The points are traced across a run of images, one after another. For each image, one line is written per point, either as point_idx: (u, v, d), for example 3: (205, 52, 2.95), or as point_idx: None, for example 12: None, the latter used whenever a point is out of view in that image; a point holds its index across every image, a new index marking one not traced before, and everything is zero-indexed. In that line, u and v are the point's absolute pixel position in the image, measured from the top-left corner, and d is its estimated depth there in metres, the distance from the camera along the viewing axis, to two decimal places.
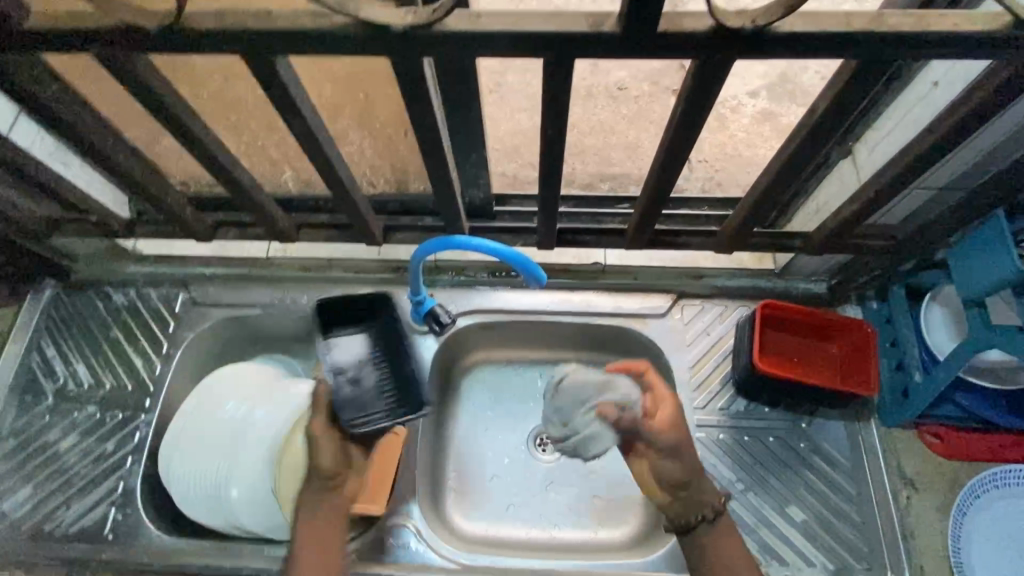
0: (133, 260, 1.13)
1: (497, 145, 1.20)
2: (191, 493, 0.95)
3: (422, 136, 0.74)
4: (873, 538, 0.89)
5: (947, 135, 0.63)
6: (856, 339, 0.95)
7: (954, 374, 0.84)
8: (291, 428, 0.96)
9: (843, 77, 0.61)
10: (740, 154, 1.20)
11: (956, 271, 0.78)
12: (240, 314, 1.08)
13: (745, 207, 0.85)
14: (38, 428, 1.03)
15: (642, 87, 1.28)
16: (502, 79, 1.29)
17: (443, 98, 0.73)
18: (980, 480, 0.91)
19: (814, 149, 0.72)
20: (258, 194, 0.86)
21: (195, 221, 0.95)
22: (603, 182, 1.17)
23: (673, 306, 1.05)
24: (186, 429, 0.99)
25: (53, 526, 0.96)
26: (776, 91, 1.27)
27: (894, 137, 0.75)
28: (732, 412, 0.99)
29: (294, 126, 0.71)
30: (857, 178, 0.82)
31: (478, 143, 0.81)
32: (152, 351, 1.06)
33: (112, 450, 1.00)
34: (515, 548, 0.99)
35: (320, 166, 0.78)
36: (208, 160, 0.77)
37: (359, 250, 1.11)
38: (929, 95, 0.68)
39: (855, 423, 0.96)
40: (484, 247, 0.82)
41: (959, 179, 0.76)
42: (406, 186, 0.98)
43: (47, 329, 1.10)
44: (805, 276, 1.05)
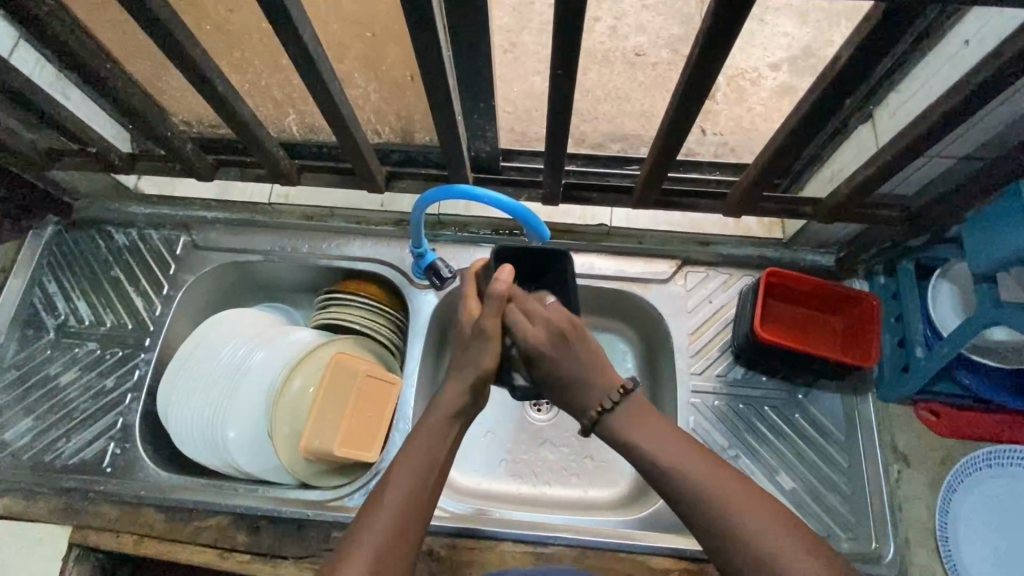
0: (136, 201, 1.12)
1: (507, 107, 1.16)
2: (189, 431, 0.97)
3: (429, 75, 0.71)
4: (860, 509, 0.90)
5: (974, 93, 0.61)
6: (860, 311, 0.93)
7: (957, 349, 0.82)
8: (288, 372, 0.97)
9: (868, 26, 0.58)
10: (756, 127, 1.16)
11: (969, 244, 0.76)
12: (240, 259, 1.08)
13: (756, 169, 0.83)
14: (39, 362, 1.04)
15: (661, 55, 1.24)
16: (517, 39, 1.25)
17: (452, 36, 0.70)
18: (980, 454, 0.91)
19: (834, 107, 0.70)
20: (259, 133, 0.84)
21: (197, 159, 0.94)
22: (614, 143, 1.14)
23: (677, 272, 1.03)
24: (185, 369, 1.00)
25: (53, 456, 0.97)
26: (799, 65, 1.22)
27: (918, 99, 0.72)
28: (729, 379, 0.98)
29: (297, 57, 0.68)
30: (876, 143, 0.79)
31: (487, 92, 0.79)
32: (153, 291, 1.06)
33: (112, 386, 1.01)
34: (505, 502, 1.01)
35: (324, 104, 0.76)
36: (209, 90, 0.75)
37: (361, 200, 1.11)
38: (960, 53, 0.65)
39: (853, 397, 0.96)
40: (489, 199, 0.81)
41: (982, 147, 0.73)
42: (411, 135, 0.98)
43: (50, 265, 1.10)
44: (813, 246, 1.03)
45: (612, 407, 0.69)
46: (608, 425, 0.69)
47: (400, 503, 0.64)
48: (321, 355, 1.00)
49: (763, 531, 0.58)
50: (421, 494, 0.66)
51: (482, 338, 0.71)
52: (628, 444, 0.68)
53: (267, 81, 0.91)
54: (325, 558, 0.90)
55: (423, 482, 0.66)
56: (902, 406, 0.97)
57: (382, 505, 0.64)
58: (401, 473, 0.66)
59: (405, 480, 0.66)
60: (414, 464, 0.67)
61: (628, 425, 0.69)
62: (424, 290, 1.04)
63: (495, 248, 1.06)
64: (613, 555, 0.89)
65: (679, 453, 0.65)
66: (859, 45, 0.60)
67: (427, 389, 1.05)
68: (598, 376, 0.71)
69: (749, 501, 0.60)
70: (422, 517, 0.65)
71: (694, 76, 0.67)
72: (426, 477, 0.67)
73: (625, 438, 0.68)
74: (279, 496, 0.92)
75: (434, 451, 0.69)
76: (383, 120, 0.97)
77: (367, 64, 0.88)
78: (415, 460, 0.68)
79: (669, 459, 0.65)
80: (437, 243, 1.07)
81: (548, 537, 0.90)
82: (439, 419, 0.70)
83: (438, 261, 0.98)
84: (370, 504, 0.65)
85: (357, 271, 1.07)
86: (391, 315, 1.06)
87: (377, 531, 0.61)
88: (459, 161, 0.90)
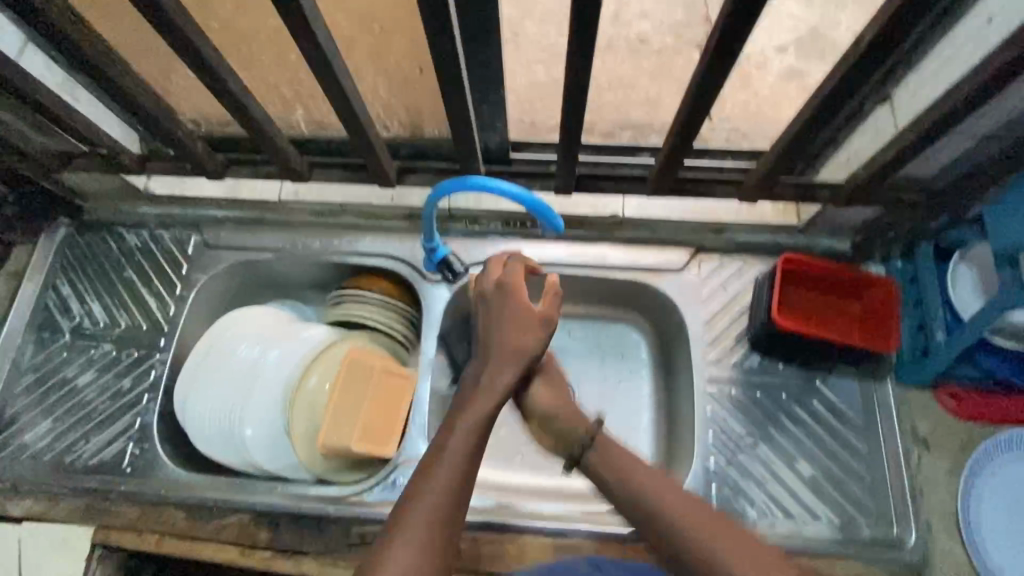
0: (145, 202, 1.12)
1: (512, 97, 1.15)
2: (206, 430, 0.97)
3: (439, 66, 0.70)
4: (881, 495, 0.89)
5: (1000, 70, 0.59)
6: (878, 296, 0.92)
7: (979, 333, 0.81)
8: (304, 369, 0.97)
9: (891, 5, 0.57)
10: (765, 112, 1.15)
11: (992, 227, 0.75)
12: (251, 257, 1.08)
13: (772, 155, 0.82)
14: (56, 364, 1.05)
15: (667, 40, 1.22)
16: (521, 27, 1.23)
17: (462, 26, 0.69)
18: (1002, 437, 0.92)
19: (853, 89, 0.68)
20: (269, 130, 0.83)
21: (207, 158, 0.93)
22: (622, 132, 1.13)
23: (691, 260, 1.03)
24: (201, 368, 1.00)
25: (74, 458, 0.98)
26: (807, 47, 1.20)
27: (939, 79, 0.71)
28: (746, 367, 0.98)
29: (307, 51, 0.68)
30: (894, 125, 0.78)
31: (497, 82, 0.78)
32: (166, 292, 1.07)
33: (129, 387, 1.02)
34: (523, 494, 1.01)
35: (334, 98, 0.76)
36: (218, 88, 0.74)
37: (371, 195, 1.10)
38: (983, 31, 0.64)
39: (871, 382, 0.95)
40: (503, 190, 0.80)
41: (1004, 127, 0.72)
42: (420, 129, 0.97)
43: (62, 268, 1.10)
44: (829, 232, 1.01)
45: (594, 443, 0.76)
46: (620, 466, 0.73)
47: (446, 487, 0.65)
48: (337, 352, 1.00)
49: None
50: (458, 497, 0.65)
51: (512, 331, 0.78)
52: (608, 484, 0.73)
53: (273, 78, 0.90)
54: (347, 553, 0.91)
55: (457, 486, 0.66)
56: (920, 390, 0.96)
57: (415, 512, 0.63)
58: (434, 477, 0.65)
59: (439, 486, 0.65)
60: (448, 468, 0.66)
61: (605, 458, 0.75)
62: (435, 284, 1.04)
63: (506, 241, 1.05)
64: (633, 545, 0.89)
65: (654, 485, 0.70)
66: (883, 25, 0.59)
67: (442, 384, 1.04)
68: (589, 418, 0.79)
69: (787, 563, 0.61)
70: (459, 519, 0.64)
71: (711, 60, 0.66)
72: (460, 477, 0.66)
73: (607, 477, 0.73)
74: (298, 492, 0.93)
75: (468, 452, 0.68)
76: (390, 114, 0.96)
77: (374, 58, 0.87)
78: (448, 465, 0.67)
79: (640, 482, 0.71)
80: (448, 237, 1.06)
81: (567, 529, 0.90)
82: (474, 418, 0.71)
83: (450, 257, 0.99)
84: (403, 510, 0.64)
85: (369, 267, 1.07)
86: (404, 311, 1.06)
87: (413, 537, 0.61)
88: (469, 154, 0.90)
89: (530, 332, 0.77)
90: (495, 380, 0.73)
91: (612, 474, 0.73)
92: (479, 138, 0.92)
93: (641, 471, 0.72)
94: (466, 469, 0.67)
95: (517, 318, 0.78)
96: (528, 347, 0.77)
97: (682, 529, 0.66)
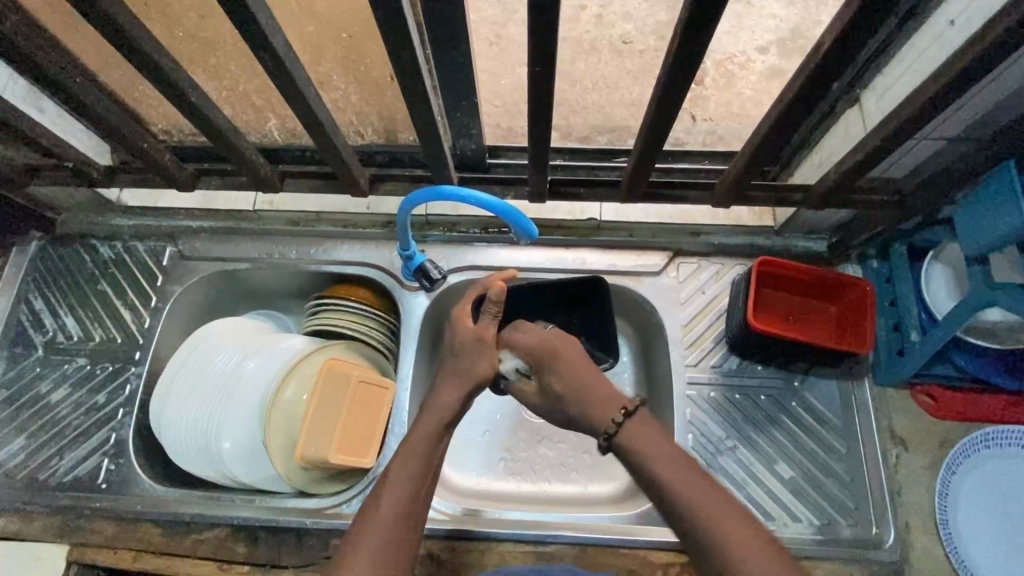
0: (119, 213, 1.11)
1: (494, 100, 1.15)
2: (183, 445, 0.96)
3: (406, 74, 0.70)
4: (859, 496, 0.90)
5: (959, 76, 0.60)
6: (854, 296, 0.93)
7: (953, 332, 0.82)
8: (282, 380, 0.96)
9: (849, 11, 0.57)
10: (747, 112, 1.15)
11: (961, 227, 0.75)
12: (227, 267, 1.07)
13: (743, 159, 0.82)
14: (29, 380, 1.03)
15: (648, 42, 1.21)
16: (503, 30, 1.22)
17: (428, 35, 0.68)
18: (974, 438, 0.92)
19: (818, 94, 0.69)
20: (237, 139, 0.82)
21: (177, 169, 0.92)
22: (601, 135, 1.12)
23: (670, 263, 1.03)
24: (177, 380, 0.99)
25: (48, 475, 0.97)
26: (788, 47, 1.20)
27: (904, 83, 0.71)
28: (724, 370, 0.98)
29: (269, 64, 0.67)
30: (863, 127, 0.78)
31: (468, 89, 0.78)
32: (141, 304, 1.05)
33: (103, 402, 1.00)
34: (505, 500, 1.01)
35: (301, 109, 0.75)
36: (183, 101, 0.74)
37: (348, 203, 1.10)
38: (944, 35, 0.64)
39: (849, 383, 0.95)
40: (474, 200, 0.80)
41: (971, 128, 0.72)
42: (395, 136, 0.97)
43: (35, 281, 1.09)
44: (805, 233, 1.03)
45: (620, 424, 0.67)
46: (623, 440, 0.66)
47: (411, 477, 0.67)
48: (314, 362, 0.99)
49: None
50: (416, 502, 0.66)
51: (482, 343, 0.76)
52: (638, 467, 0.64)
53: (245, 87, 0.90)
54: (325, 566, 0.90)
55: (416, 492, 0.66)
56: (898, 390, 0.97)
57: (374, 519, 0.63)
58: (391, 486, 0.66)
59: (395, 493, 0.65)
60: (404, 476, 0.67)
61: (637, 435, 0.66)
62: (414, 293, 1.03)
63: (485, 247, 1.05)
64: (613, 551, 0.89)
65: (678, 479, 0.61)
66: (842, 29, 0.59)
67: (423, 391, 1.04)
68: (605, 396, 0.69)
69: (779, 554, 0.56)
70: (417, 525, 0.65)
71: (676, 64, 0.66)
72: (419, 484, 0.67)
73: (637, 460, 0.64)
74: (277, 505, 0.92)
75: (426, 462, 0.68)
76: (365, 121, 0.95)
77: (346, 65, 0.86)
78: (404, 475, 0.67)
79: (666, 475, 0.62)
80: (426, 244, 1.06)
81: (548, 536, 0.90)
82: (428, 431, 0.71)
83: (427, 263, 0.98)
84: (364, 515, 0.65)
85: (346, 275, 1.06)
86: (383, 319, 1.05)
87: (373, 541, 0.61)
88: (442, 161, 0.89)
89: (481, 356, 0.75)
90: (445, 403, 0.72)
91: (641, 455, 0.64)
92: (454, 145, 0.92)
93: (665, 458, 0.63)
94: (422, 476, 0.67)
95: (468, 364, 0.75)
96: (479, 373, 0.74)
97: (710, 533, 0.58)
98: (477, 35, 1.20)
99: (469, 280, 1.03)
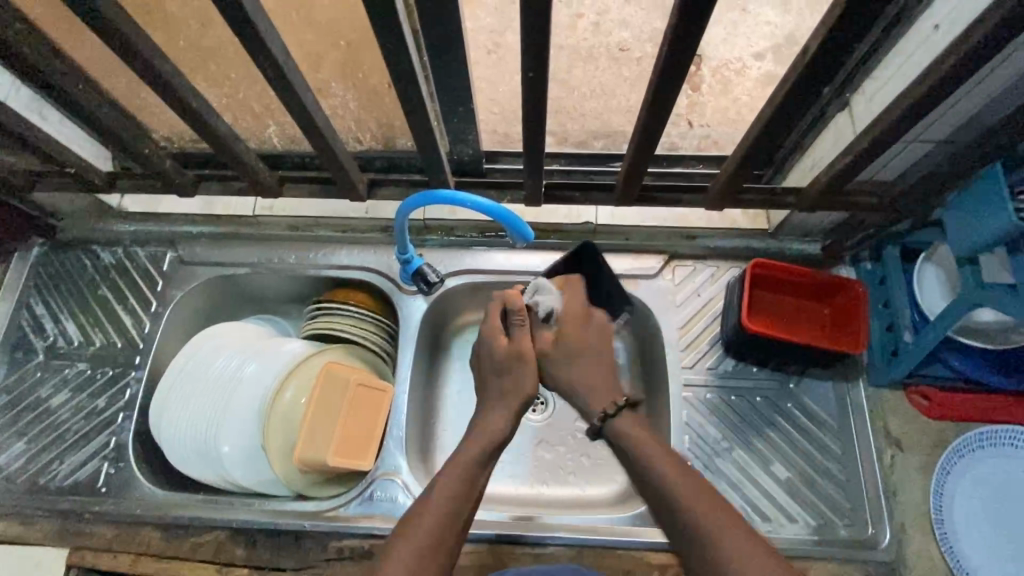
0: (121, 219, 1.12)
1: (493, 108, 1.16)
2: (183, 449, 0.97)
3: (402, 80, 0.71)
4: (855, 496, 0.90)
5: (943, 78, 0.61)
6: (847, 298, 0.94)
7: (945, 333, 0.83)
8: (281, 384, 0.97)
9: (834, 16, 0.58)
10: (742, 118, 1.16)
11: (952, 228, 0.76)
12: (227, 272, 1.08)
13: (734, 163, 0.83)
14: (30, 384, 1.04)
15: (645, 49, 1.23)
16: (502, 39, 1.24)
17: (424, 41, 0.70)
18: (965, 440, 0.93)
19: (807, 97, 0.70)
20: (236, 145, 0.84)
21: (177, 175, 0.93)
22: (598, 140, 1.14)
23: (665, 267, 1.04)
24: (178, 384, 0.99)
25: (47, 479, 0.97)
26: (782, 54, 1.22)
27: (892, 86, 0.72)
28: (720, 372, 0.98)
29: (268, 71, 0.68)
30: (853, 131, 0.80)
31: (464, 95, 0.79)
32: (142, 309, 1.06)
33: (103, 406, 1.01)
34: (504, 503, 1.01)
35: (300, 114, 0.76)
36: (183, 107, 0.75)
37: (346, 208, 1.11)
38: (929, 40, 0.66)
39: (844, 384, 0.96)
40: (470, 203, 0.81)
41: (958, 131, 0.73)
42: (393, 142, 0.98)
43: (37, 287, 1.10)
44: (799, 236, 1.04)
45: (609, 416, 0.73)
46: (614, 430, 0.72)
47: (456, 491, 0.67)
48: (313, 365, 1.00)
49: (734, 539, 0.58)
50: (455, 518, 0.66)
51: (520, 359, 0.77)
52: (628, 450, 0.70)
53: (245, 94, 0.91)
54: (324, 568, 0.90)
55: (457, 508, 0.67)
56: (892, 390, 0.97)
57: (418, 526, 0.64)
58: (434, 498, 0.67)
59: (441, 506, 0.66)
60: (452, 490, 0.68)
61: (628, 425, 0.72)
62: (413, 296, 1.04)
63: (482, 251, 1.06)
64: (610, 552, 0.90)
65: (665, 464, 0.66)
66: (826, 34, 0.60)
67: (421, 394, 1.05)
68: (598, 389, 0.76)
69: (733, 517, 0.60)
70: (456, 538, 0.66)
71: (666, 69, 0.67)
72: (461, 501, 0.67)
73: (629, 449, 0.70)
74: (276, 508, 0.92)
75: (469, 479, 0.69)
76: (364, 127, 0.97)
77: (345, 72, 0.88)
78: (451, 487, 0.68)
79: (653, 459, 0.67)
80: (424, 248, 1.07)
81: (546, 537, 0.90)
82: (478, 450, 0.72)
83: (425, 267, 0.99)
84: (407, 523, 0.65)
85: (345, 280, 1.07)
86: (382, 323, 1.06)
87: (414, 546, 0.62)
88: (440, 166, 0.90)
89: (525, 375, 0.77)
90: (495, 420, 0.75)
91: (633, 445, 0.69)
92: (451, 150, 0.93)
93: (660, 450, 0.68)
94: (465, 495, 0.68)
95: (511, 374, 0.77)
96: (523, 388, 0.76)
97: (677, 502, 0.63)
98: (476, 43, 1.22)
99: (467, 283, 1.05)
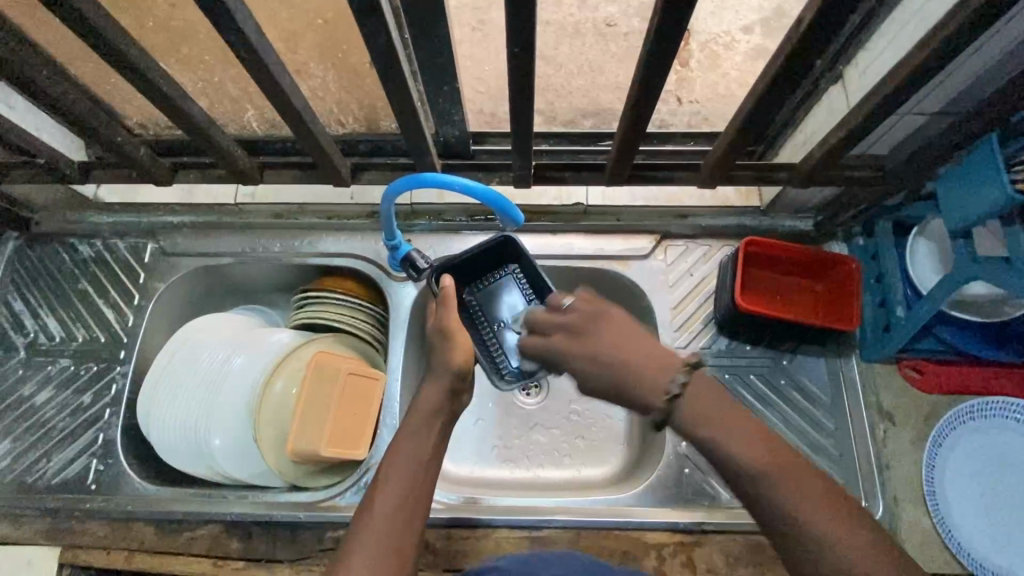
0: (96, 210, 1.08)
1: (479, 87, 1.13)
2: (173, 444, 0.95)
3: (380, 56, 0.68)
4: (849, 471, 0.91)
5: (937, 51, 0.60)
6: (840, 274, 0.93)
7: (938, 308, 0.82)
8: (269, 375, 0.95)
9: None
10: (732, 92, 1.14)
11: (943, 202, 0.74)
12: (210, 262, 1.05)
13: (726, 140, 0.82)
14: (12, 383, 1.01)
15: (633, 23, 1.20)
16: (486, 16, 1.20)
17: (407, 18, 0.66)
18: (942, 425, 0.92)
19: (798, 73, 0.68)
20: (211, 131, 0.81)
21: (152, 163, 0.90)
22: (586, 118, 1.11)
23: (657, 246, 1.03)
24: (164, 377, 0.97)
25: (36, 478, 0.96)
26: (772, 26, 1.19)
27: (886, 57, 0.71)
28: (713, 351, 0.98)
29: (239, 49, 0.65)
30: (846, 103, 0.78)
31: (449, 74, 0.75)
32: (124, 303, 1.04)
33: (89, 403, 0.99)
34: (498, 488, 1.00)
35: (274, 96, 0.73)
36: (152, 91, 0.72)
37: (331, 192, 1.08)
38: (926, 8, 0.64)
39: (836, 359, 0.97)
40: (458, 185, 0.79)
41: (954, 101, 0.72)
42: (376, 124, 0.95)
43: (14, 283, 1.07)
44: (791, 213, 1.03)
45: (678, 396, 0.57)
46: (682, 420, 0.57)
47: (405, 468, 0.66)
48: (301, 356, 0.98)
49: (826, 524, 0.51)
50: (406, 511, 0.64)
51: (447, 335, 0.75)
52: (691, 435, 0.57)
53: (219, 78, 0.88)
54: (321, 559, 0.90)
55: (408, 495, 0.65)
56: (886, 366, 0.97)
57: (372, 509, 0.64)
58: (385, 492, 0.64)
59: (388, 498, 0.64)
60: (403, 479, 0.66)
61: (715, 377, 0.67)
62: (402, 283, 1.02)
63: (472, 235, 1.04)
64: (609, 533, 0.90)
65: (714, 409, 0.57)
66: (818, 7, 0.59)
67: (415, 378, 1.03)
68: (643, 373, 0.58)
69: (810, 497, 0.52)
70: (420, 507, 0.65)
71: (654, 46, 0.65)
72: (409, 495, 0.65)
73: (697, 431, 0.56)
74: (270, 500, 0.92)
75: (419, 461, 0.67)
76: (345, 109, 0.93)
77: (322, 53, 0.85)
78: (393, 477, 0.66)
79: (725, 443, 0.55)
80: (412, 234, 1.05)
81: (542, 521, 0.90)
82: (414, 426, 0.70)
83: (414, 253, 0.94)
84: (357, 522, 0.63)
85: (333, 267, 1.04)
86: (373, 311, 1.04)
87: (362, 554, 0.60)
88: (425, 148, 0.88)
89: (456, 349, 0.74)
90: (429, 399, 0.71)
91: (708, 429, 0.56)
92: (437, 131, 0.90)
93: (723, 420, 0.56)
94: (415, 481, 0.66)
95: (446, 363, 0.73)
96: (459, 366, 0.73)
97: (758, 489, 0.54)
98: (459, 20, 1.18)
99: None
